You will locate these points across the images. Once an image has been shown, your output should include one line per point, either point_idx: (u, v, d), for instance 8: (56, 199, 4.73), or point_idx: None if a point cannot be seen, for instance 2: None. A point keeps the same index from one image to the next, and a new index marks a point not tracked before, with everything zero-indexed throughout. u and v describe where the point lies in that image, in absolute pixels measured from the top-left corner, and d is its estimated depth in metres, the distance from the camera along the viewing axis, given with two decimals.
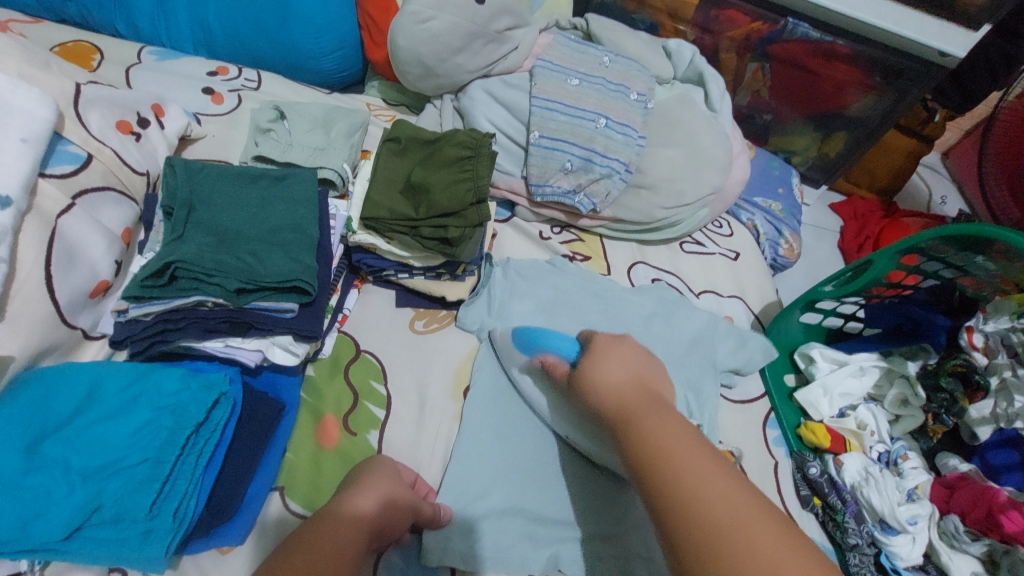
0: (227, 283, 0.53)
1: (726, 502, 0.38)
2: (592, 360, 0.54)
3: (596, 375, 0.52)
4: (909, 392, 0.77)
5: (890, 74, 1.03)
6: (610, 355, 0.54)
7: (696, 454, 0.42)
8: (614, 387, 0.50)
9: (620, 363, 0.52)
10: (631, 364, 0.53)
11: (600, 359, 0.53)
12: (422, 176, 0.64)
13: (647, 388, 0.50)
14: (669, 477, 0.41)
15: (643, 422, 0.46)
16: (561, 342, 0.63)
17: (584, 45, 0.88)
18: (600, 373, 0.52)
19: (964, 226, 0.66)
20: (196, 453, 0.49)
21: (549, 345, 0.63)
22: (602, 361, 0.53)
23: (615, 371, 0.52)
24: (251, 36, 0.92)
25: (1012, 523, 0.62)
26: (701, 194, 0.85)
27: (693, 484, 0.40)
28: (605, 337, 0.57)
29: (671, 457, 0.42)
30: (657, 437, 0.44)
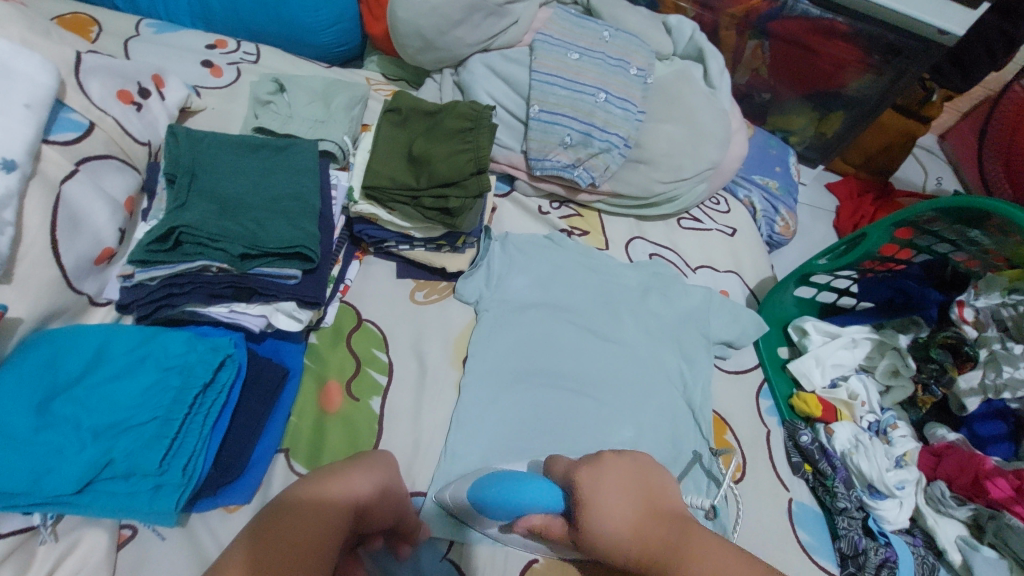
0: (231, 248, 0.53)
1: None
2: (587, 506, 0.42)
3: (600, 534, 0.41)
4: (901, 362, 0.78)
5: (889, 53, 1.03)
6: (605, 487, 0.43)
7: (719, 548, 0.42)
8: (633, 529, 0.41)
9: (621, 489, 0.43)
10: (631, 493, 0.43)
11: (597, 502, 0.42)
12: (424, 147, 0.65)
13: (659, 509, 0.43)
14: None
15: (685, 560, 0.41)
16: (537, 490, 0.46)
17: (584, 20, 0.88)
18: (603, 523, 0.41)
19: (952, 197, 0.66)
20: (203, 413, 0.50)
21: (524, 502, 0.46)
22: (598, 513, 0.41)
23: (622, 501, 0.42)
24: (249, 8, 0.91)
25: (997, 489, 0.65)
26: (699, 169, 0.86)
27: None
28: (587, 472, 0.44)
29: (692, 565, 0.40)
30: (695, 554, 0.41)
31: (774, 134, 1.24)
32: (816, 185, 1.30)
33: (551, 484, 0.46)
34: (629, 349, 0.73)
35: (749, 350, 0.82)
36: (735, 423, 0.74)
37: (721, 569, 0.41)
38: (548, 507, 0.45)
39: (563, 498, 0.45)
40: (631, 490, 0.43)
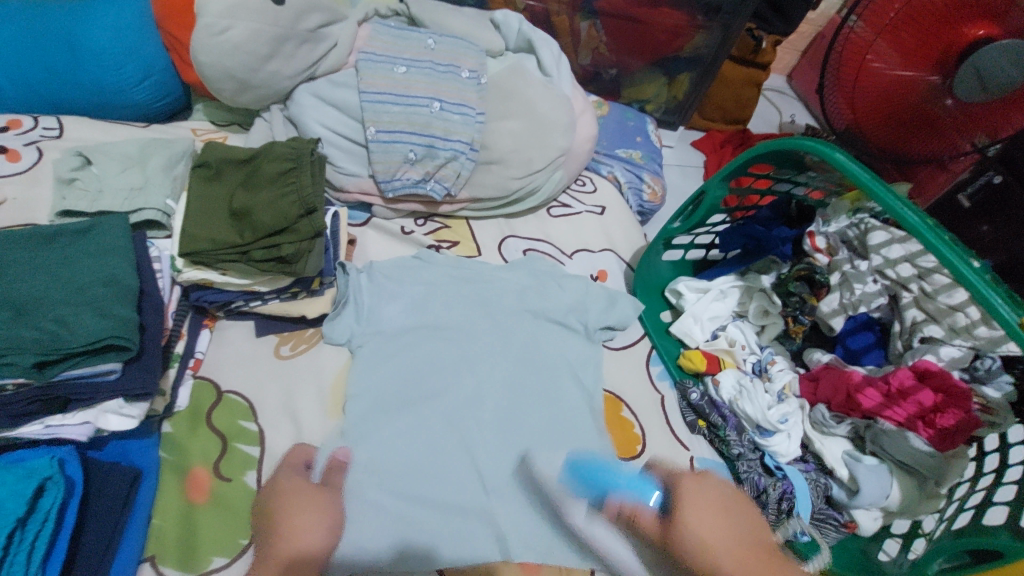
0: (22, 360, 0.48)
1: None
2: (681, 510, 0.46)
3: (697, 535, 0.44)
4: (767, 302, 0.83)
5: (710, 11, 1.09)
6: (701, 504, 0.46)
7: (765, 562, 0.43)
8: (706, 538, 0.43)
9: (716, 516, 0.45)
10: (727, 517, 0.45)
11: (690, 511, 0.46)
12: (244, 200, 0.61)
13: (751, 544, 0.44)
14: None
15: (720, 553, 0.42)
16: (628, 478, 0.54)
17: (406, 30, 0.86)
18: (690, 522, 0.45)
19: (769, 143, 0.70)
20: (25, 551, 0.44)
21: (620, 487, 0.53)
22: (698, 517, 0.45)
23: (710, 523, 0.44)
24: (37, 79, 0.82)
25: (868, 400, 0.70)
26: (550, 158, 0.87)
27: None
28: (689, 482, 0.49)
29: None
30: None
31: (631, 106, 1.27)
32: (682, 145, 1.35)
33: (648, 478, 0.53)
34: (512, 352, 0.73)
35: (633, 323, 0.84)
36: (629, 398, 0.76)
37: None
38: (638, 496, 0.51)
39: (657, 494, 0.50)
40: (722, 517, 0.45)
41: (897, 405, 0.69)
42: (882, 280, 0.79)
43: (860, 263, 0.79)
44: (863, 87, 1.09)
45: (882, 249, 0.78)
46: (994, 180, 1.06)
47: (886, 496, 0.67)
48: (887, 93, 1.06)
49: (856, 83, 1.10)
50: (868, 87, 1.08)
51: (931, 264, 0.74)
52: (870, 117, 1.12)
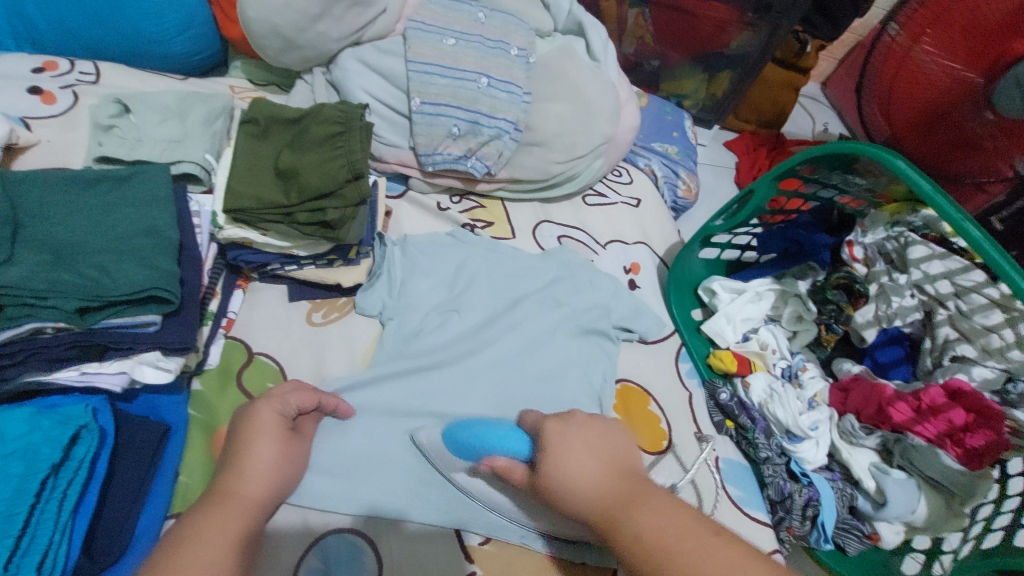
0: (64, 304, 0.47)
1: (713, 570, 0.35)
2: (551, 454, 0.45)
3: (564, 478, 0.44)
4: (803, 307, 0.82)
5: (761, 9, 1.07)
6: (571, 436, 0.46)
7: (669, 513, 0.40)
8: (596, 484, 0.43)
9: (588, 451, 0.45)
10: (597, 446, 0.46)
11: (561, 455, 0.45)
12: (291, 160, 0.59)
13: (618, 470, 0.45)
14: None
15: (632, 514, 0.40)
16: (501, 434, 0.51)
17: (456, 2, 0.84)
18: (569, 472, 0.44)
19: (823, 145, 0.68)
20: (59, 498, 0.43)
21: (492, 447, 0.51)
22: (558, 459, 0.45)
23: (584, 463, 0.44)
24: (76, 21, 0.80)
25: (899, 413, 0.70)
26: (593, 145, 0.85)
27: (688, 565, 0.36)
28: (554, 425, 0.47)
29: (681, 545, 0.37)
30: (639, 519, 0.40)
31: (668, 100, 1.25)
32: (714, 145, 1.33)
33: (514, 430, 0.51)
34: (543, 338, 0.73)
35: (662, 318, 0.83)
36: (658, 393, 0.75)
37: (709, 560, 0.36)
38: (513, 452, 0.49)
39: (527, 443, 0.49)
40: (590, 449, 0.46)
41: (929, 421, 0.68)
42: (919, 296, 0.77)
43: (898, 276, 0.78)
44: (902, 99, 1.11)
45: (921, 263, 0.75)
46: None
47: (912, 511, 0.67)
48: (925, 107, 1.07)
49: (897, 94, 1.11)
50: (908, 100, 1.09)
51: (971, 282, 0.71)
52: (909, 131, 1.12)
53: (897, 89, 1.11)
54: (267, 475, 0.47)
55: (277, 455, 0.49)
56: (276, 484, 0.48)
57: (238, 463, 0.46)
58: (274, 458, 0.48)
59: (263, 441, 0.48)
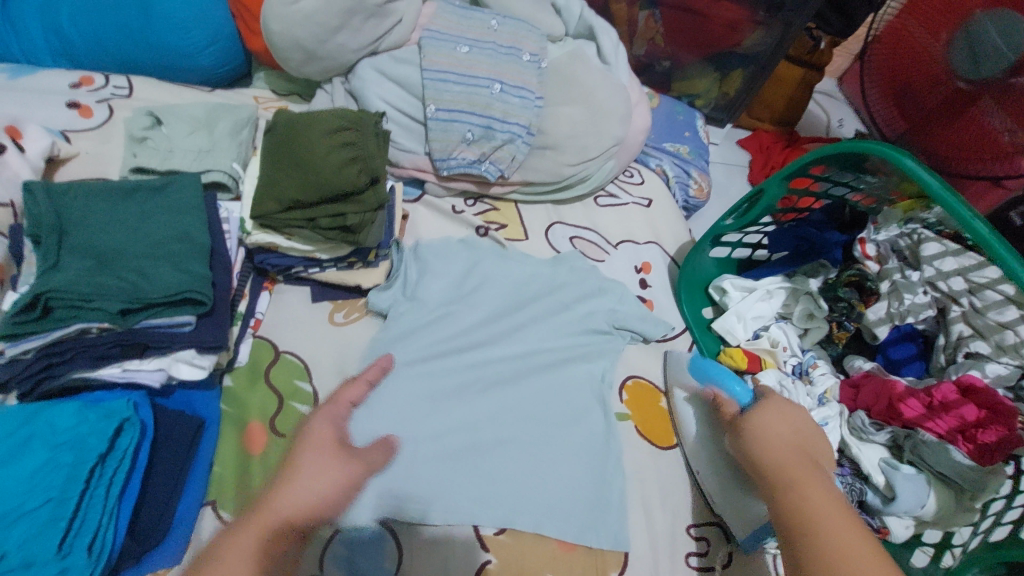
0: (108, 306, 0.51)
1: (844, 542, 0.44)
2: (759, 412, 0.60)
3: (755, 429, 0.58)
4: (813, 305, 0.83)
5: (773, 7, 1.07)
6: (773, 413, 0.60)
7: (824, 494, 0.49)
8: (776, 448, 0.55)
9: (779, 425, 0.58)
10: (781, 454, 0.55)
11: (766, 414, 0.60)
12: (306, 150, 0.62)
13: (804, 453, 0.55)
14: (810, 531, 0.46)
15: (788, 476, 0.51)
16: (739, 385, 0.69)
17: (469, 11, 0.86)
18: (761, 425, 0.58)
19: (836, 144, 0.69)
20: (105, 484, 0.47)
21: (720, 382, 0.70)
22: (761, 416, 0.59)
23: (778, 429, 0.58)
24: (112, 39, 0.85)
25: (910, 409, 0.70)
26: (604, 146, 0.87)
27: (817, 526, 0.46)
28: (773, 400, 0.62)
29: (817, 518, 0.47)
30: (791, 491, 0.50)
31: (680, 100, 1.26)
32: (727, 143, 1.34)
33: (741, 381, 0.69)
34: (555, 337, 0.75)
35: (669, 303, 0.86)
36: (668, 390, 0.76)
37: (832, 531, 0.45)
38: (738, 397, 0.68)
39: (750, 397, 0.67)
40: (790, 434, 0.57)
41: (941, 417, 0.68)
42: (931, 293, 0.77)
43: (910, 273, 0.78)
44: (922, 93, 1.09)
45: (934, 260, 0.75)
46: None
47: (922, 505, 0.67)
48: (944, 103, 1.04)
49: (913, 91, 1.11)
50: (924, 98, 1.08)
51: (985, 280, 0.72)
52: (933, 124, 1.08)
53: (917, 86, 1.09)
54: (313, 502, 0.46)
55: (329, 478, 0.47)
56: (323, 508, 0.47)
57: (285, 474, 0.46)
58: (328, 475, 0.47)
59: (315, 459, 0.47)
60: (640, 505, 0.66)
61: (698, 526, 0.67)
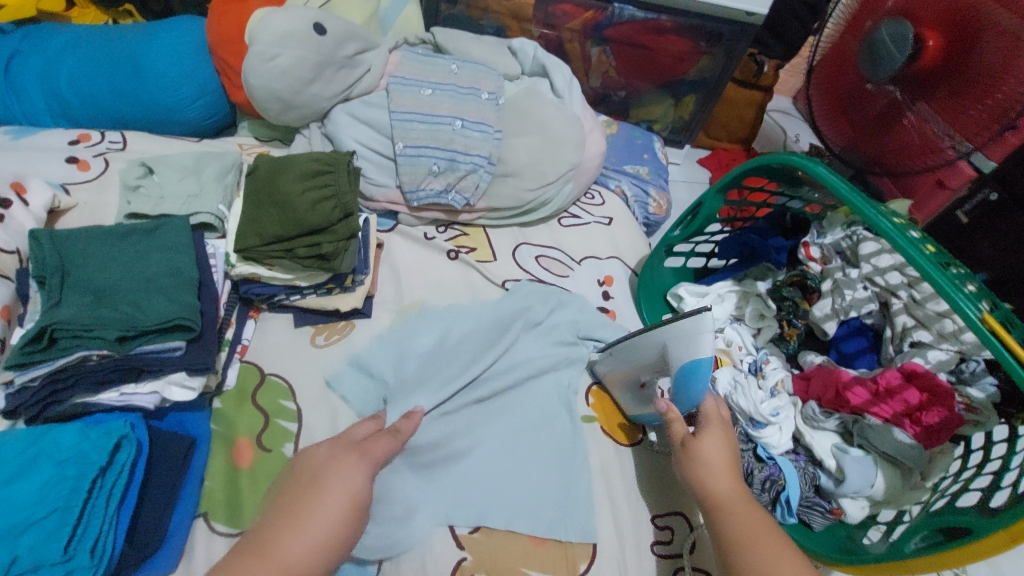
0: (107, 333, 0.56)
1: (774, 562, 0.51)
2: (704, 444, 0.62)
3: (699, 465, 0.61)
4: (763, 306, 0.89)
5: (713, 38, 1.17)
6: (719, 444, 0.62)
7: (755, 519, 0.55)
8: (720, 478, 0.59)
9: (721, 454, 0.61)
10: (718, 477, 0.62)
11: (710, 445, 0.62)
12: (284, 190, 0.69)
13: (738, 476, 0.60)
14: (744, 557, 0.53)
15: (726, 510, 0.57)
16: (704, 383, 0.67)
17: (431, 57, 0.95)
18: (704, 458, 0.61)
19: (763, 157, 0.77)
20: (105, 495, 0.52)
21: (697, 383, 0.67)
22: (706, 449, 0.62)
23: (720, 458, 0.61)
24: (109, 100, 0.94)
25: (855, 396, 0.76)
26: (561, 171, 0.94)
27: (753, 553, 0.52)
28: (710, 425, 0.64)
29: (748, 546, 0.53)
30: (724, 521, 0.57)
31: (639, 126, 1.35)
32: (688, 163, 1.43)
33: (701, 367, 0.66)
34: (522, 349, 0.81)
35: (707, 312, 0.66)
36: None
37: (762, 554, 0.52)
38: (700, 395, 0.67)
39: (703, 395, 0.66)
40: (727, 458, 0.61)
41: (885, 402, 0.75)
42: (872, 288, 0.86)
43: (851, 271, 0.87)
44: (859, 102, 1.14)
45: (872, 258, 0.86)
46: (990, 198, 1.14)
47: (871, 484, 0.72)
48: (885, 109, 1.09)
49: (852, 97, 1.15)
50: (865, 105, 1.13)
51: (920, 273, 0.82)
52: (878, 131, 1.14)
53: (854, 95, 1.14)
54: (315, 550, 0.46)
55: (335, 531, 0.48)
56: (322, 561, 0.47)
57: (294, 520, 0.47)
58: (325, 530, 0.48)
59: (333, 487, 0.51)
60: (606, 500, 0.70)
61: (661, 516, 0.70)
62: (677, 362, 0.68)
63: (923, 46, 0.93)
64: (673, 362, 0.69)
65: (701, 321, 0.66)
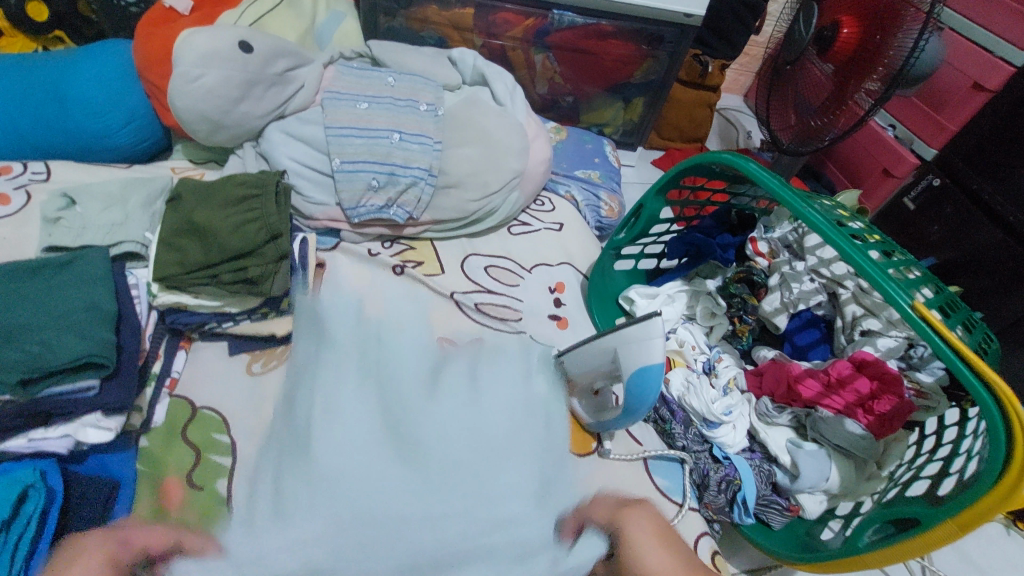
0: (7, 378, 0.53)
1: None
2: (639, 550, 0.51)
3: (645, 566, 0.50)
4: (712, 303, 0.89)
5: (654, 41, 1.18)
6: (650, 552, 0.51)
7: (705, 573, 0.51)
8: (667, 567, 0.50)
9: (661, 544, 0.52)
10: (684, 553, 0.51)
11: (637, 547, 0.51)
12: (203, 218, 0.66)
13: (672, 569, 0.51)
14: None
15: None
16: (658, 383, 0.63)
17: (368, 71, 0.94)
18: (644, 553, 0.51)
19: (699, 156, 0.75)
20: (7, 552, 0.48)
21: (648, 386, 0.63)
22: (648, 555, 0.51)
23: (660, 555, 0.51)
24: (31, 131, 0.90)
25: (807, 389, 0.76)
26: (505, 180, 0.93)
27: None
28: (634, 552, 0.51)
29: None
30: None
31: (591, 130, 1.35)
32: (642, 164, 1.43)
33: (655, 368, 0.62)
34: None
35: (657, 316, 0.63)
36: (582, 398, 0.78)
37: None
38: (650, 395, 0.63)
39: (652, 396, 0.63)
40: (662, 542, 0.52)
41: (837, 393, 0.75)
42: (818, 279, 0.87)
43: (798, 264, 0.89)
44: (806, 94, 1.16)
45: (816, 250, 0.88)
46: (932, 184, 1.17)
47: (826, 478, 0.71)
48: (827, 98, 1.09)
49: (797, 95, 1.19)
50: (807, 98, 1.16)
51: None
52: (820, 119, 1.12)
53: (805, 86, 1.16)
54: None
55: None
56: None
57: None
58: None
59: None
60: None
61: None
62: (628, 368, 0.64)
63: (839, 33, 1.03)
64: (624, 369, 0.65)
65: (648, 327, 0.63)
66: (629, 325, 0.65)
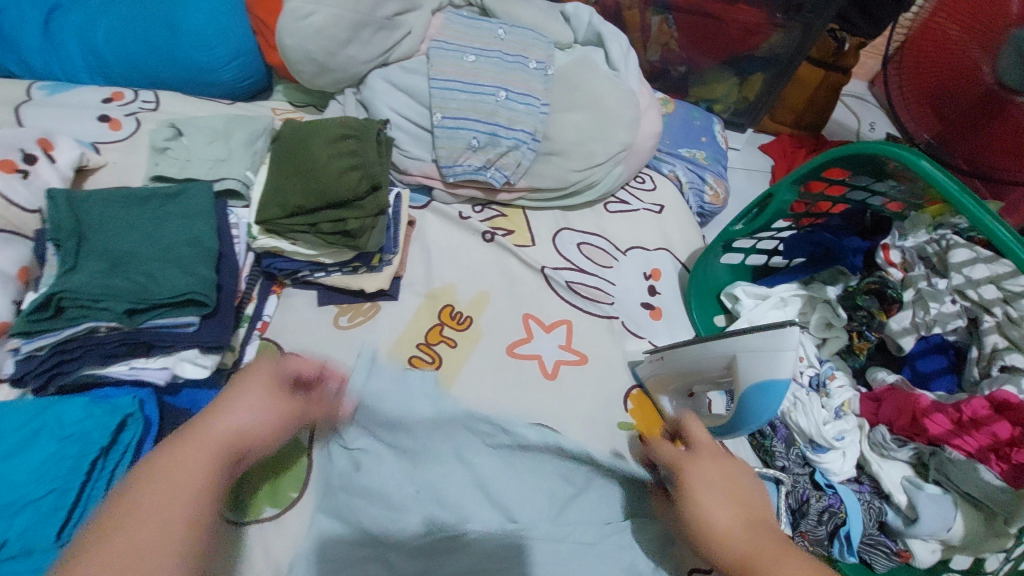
0: (115, 306, 0.53)
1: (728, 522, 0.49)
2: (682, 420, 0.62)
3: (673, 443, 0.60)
4: (831, 314, 0.81)
5: (791, 10, 1.04)
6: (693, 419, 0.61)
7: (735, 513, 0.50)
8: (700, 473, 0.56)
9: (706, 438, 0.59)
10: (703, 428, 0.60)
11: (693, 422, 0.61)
12: (309, 160, 0.64)
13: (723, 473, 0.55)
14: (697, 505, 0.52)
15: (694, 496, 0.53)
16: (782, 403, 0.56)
17: (477, 21, 0.88)
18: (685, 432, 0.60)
19: (855, 145, 0.66)
20: (106, 477, 0.49)
21: (770, 403, 0.56)
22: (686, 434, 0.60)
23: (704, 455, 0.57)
24: (144, 59, 0.90)
25: (935, 424, 0.66)
26: (611, 152, 0.86)
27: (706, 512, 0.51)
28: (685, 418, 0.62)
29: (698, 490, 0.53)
30: (700, 504, 0.51)
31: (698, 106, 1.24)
32: (749, 148, 1.31)
33: (781, 384, 0.55)
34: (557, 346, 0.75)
35: (793, 328, 0.55)
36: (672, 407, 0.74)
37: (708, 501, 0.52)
38: (770, 414, 0.56)
39: (768, 417, 0.56)
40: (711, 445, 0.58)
41: (969, 434, 0.64)
42: (961, 301, 0.75)
43: (938, 281, 0.77)
44: (950, 90, 0.94)
45: (964, 268, 0.74)
46: None
47: (948, 528, 0.63)
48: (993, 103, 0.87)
49: (939, 88, 0.96)
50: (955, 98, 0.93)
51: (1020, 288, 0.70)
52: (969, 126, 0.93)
53: (945, 79, 0.94)
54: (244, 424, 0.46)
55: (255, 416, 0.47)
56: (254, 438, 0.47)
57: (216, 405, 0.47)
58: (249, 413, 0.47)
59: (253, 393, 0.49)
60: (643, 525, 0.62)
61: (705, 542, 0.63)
62: (745, 380, 0.58)
63: None
64: (740, 379, 0.58)
65: (782, 338, 0.55)
66: (757, 333, 0.57)
